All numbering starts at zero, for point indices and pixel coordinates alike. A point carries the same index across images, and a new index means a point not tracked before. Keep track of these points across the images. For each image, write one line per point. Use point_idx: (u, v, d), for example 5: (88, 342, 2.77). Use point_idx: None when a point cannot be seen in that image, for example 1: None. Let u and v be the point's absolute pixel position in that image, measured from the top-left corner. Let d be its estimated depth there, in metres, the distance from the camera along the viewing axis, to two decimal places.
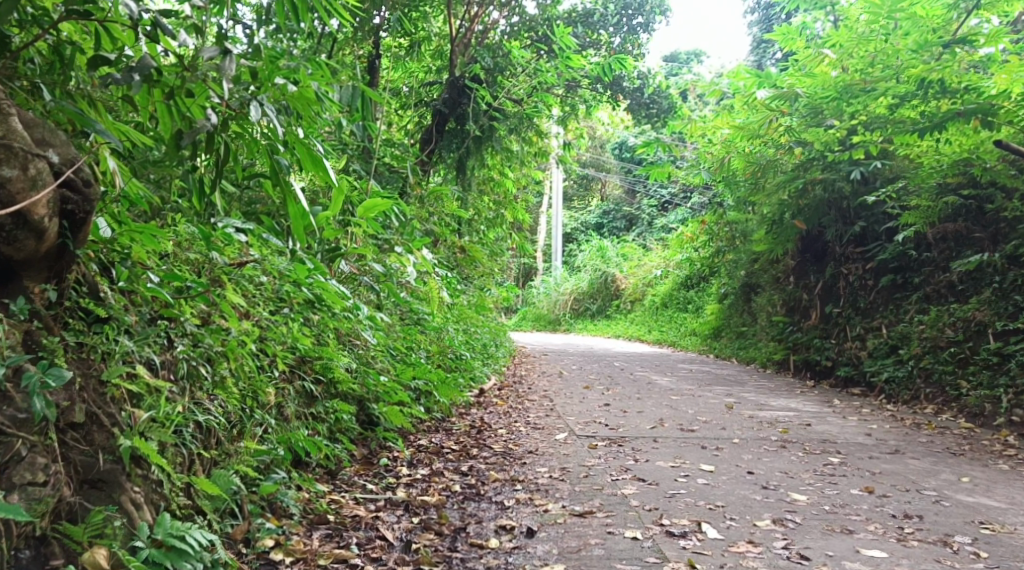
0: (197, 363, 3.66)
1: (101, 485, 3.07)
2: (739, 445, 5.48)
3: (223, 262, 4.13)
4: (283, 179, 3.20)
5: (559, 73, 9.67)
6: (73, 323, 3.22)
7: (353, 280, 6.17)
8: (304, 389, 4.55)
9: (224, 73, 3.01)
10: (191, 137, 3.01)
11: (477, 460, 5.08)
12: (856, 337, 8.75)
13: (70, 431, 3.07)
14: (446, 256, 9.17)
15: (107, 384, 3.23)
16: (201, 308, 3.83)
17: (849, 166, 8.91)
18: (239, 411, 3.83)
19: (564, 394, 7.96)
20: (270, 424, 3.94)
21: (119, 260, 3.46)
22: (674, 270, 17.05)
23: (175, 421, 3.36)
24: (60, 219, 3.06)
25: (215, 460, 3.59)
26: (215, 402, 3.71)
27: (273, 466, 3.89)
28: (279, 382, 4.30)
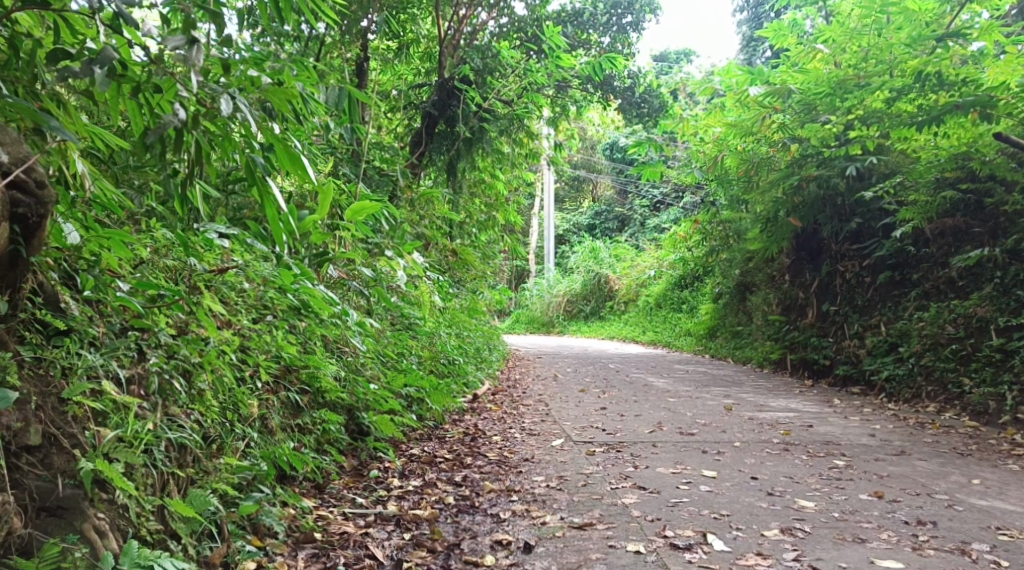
0: (171, 377, 3.48)
1: (63, 513, 2.91)
2: (741, 449, 5.32)
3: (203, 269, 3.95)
4: (260, 179, 3.04)
5: (549, 72, 9.52)
6: (30, 336, 3.08)
7: (340, 286, 6.01)
8: (289, 400, 4.37)
9: (191, 65, 2.80)
10: (158, 133, 2.80)
11: (472, 470, 4.90)
12: (854, 335, 8.59)
13: (25, 454, 2.92)
14: (437, 259, 8.99)
15: (68, 403, 3.08)
16: (175, 318, 3.65)
17: (845, 162, 8.78)
18: (219, 425, 3.64)
19: (560, 398, 7.78)
20: (252, 437, 3.75)
21: (86, 268, 3.34)
22: (667, 270, 16.90)
23: (144, 440, 3.18)
24: (11, 224, 2.88)
25: (192, 479, 3.40)
26: (191, 416, 3.53)
27: (256, 482, 3.70)
28: (262, 394, 4.13)
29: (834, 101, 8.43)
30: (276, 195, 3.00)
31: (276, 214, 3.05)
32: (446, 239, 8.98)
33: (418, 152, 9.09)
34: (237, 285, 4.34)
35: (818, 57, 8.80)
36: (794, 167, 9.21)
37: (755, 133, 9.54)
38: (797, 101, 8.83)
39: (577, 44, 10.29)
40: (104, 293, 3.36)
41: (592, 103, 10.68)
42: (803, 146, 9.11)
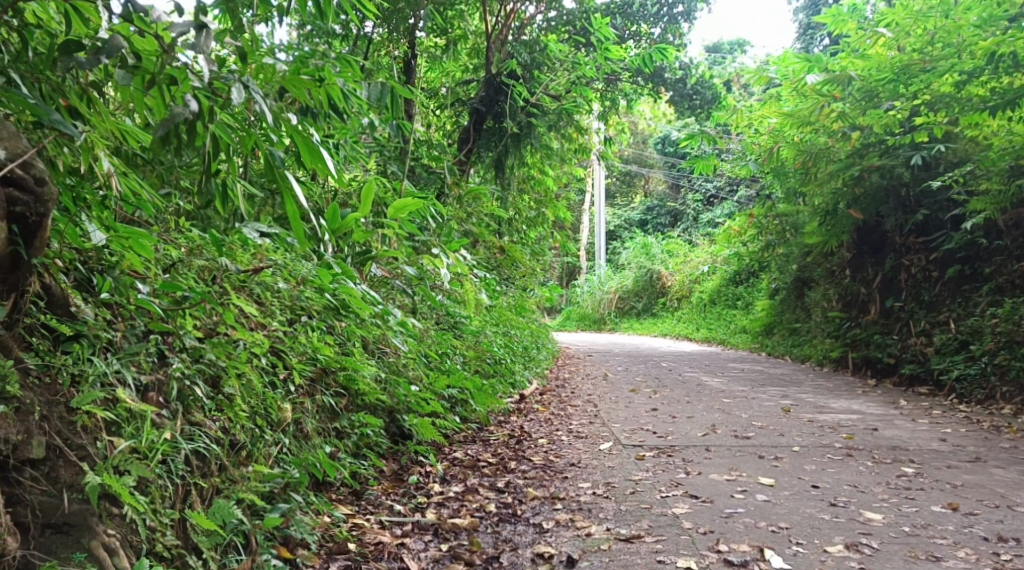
0: (192, 383, 3.35)
1: (68, 530, 2.80)
2: (800, 454, 5.16)
3: (234, 269, 3.79)
4: (279, 174, 2.98)
5: (599, 65, 9.30)
6: (38, 343, 2.97)
7: (384, 285, 5.85)
8: (326, 403, 4.23)
9: (200, 52, 2.71)
10: (166, 125, 2.71)
11: (516, 475, 4.72)
12: (921, 333, 8.31)
13: (29, 468, 2.81)
14: (486, 257, 8.82)
15: (77, 412, 2.96)
16: (199, 321, 3.54)
17: (910, 151, 8.45)
18: (248, 432, 3.51)
19: (610, 399, 7.56)
20: (285, 443, 3.63)
21: (105, 270, 3.25)
22: (721, 265, 16.54)
23: (159, 450, 3.06)
24: (9, 224, 2.81)
25: (218, 488, 3.28)
26: (217, 422, 3.40)
27: (288, 490, 3.58)
28: (296, 397, 3.99)
29: (897, 88, 8.32)
30: (296, 187, 2.95)
31: (295, 207, 3.00)
32: (493, 236, 8.81)
33: (466, 149, 8.95)
34: (272, 285, 4.19)
35: (881, 41, 8.50)
36: (855, 157, 8.92)
37: (812, 122, 9.23)
38: (857, 89, 8.59)
39: (627, 36, 10.04)
40: (124, 295, 3.27)
41: (642, 97, 10.45)
42: (864, 133, 8.79)
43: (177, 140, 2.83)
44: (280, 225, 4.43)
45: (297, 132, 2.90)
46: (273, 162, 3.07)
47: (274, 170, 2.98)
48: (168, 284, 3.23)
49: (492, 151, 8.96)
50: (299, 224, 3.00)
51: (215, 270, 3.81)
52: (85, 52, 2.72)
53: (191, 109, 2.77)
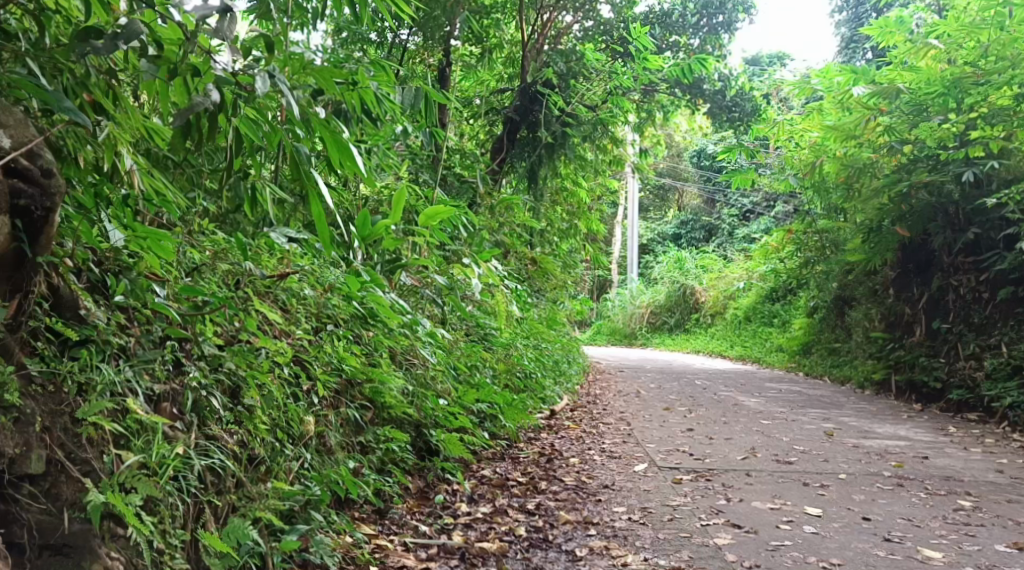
0: (209, 393, 3.20)
1: (66, 552, 2.66)
2: (846, 482, 4.98)
3: (259, 274, 3.61)
4: (306, 172, 2.82)
5: (637, 76, 9.12)
6: (41, 349, 2.79)
7: (413, 294, 5.67)
8: (350, 417, 4.04)
9: (222, 36, 2.57)
10: (186, 114, 2.57)
11: (547, 496, 4.51)
12: (969, 357, 8.03)
13: (27, 483, 2.67)
14: (518, 268, 8.62)
15: (83, 423, 2.80)
16: (220, 328, 3.40)
17: (960, 167, 8.16)
18: (267, 445, 3.35)
19: (643, 417, 7.32)
20: (306, 457, 3.48)
21: (121, 271, 3.10)
22: (757, 282, 16.22)
23: (170, 466, 2.92)
24: (13, 218, 2.66)
25: (234, 506, 3.14)
26: (235, 435, 3.25)
27: (309, 508, 3.41)
28: (320, 410, 3.81)
29: (948, 102, 8.08)
30: (321, 186, 2.81)
31: (320, 207, 2.86)
32: (526, 247, 8.62)
33: (499, 159, 8.75)
34: (297, 292, 4.03)
35: (931, 54, 8.27)
36: (903, 172, 8.66)
37: (858, 136, 9.07)
38: (906, 102, 8.49)
39: (665, 47, 9.83)
40: (140, 298, 3.09)
41: (679, 108, 10.25)
42: (919, 145, 8.50)
43: (196, 135, 2.71)
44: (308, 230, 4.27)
45: (324, 128, 2.75)
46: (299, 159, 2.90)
47: (299, 167, 2.84)
48: (186, 288, 3.05)
49: (525, 161, 8.78)
50: (324, 223, 2.87)
51: (239, 273, 3.64)
52: (103, 38, 2.56)
53: (212, 99, 2.63)
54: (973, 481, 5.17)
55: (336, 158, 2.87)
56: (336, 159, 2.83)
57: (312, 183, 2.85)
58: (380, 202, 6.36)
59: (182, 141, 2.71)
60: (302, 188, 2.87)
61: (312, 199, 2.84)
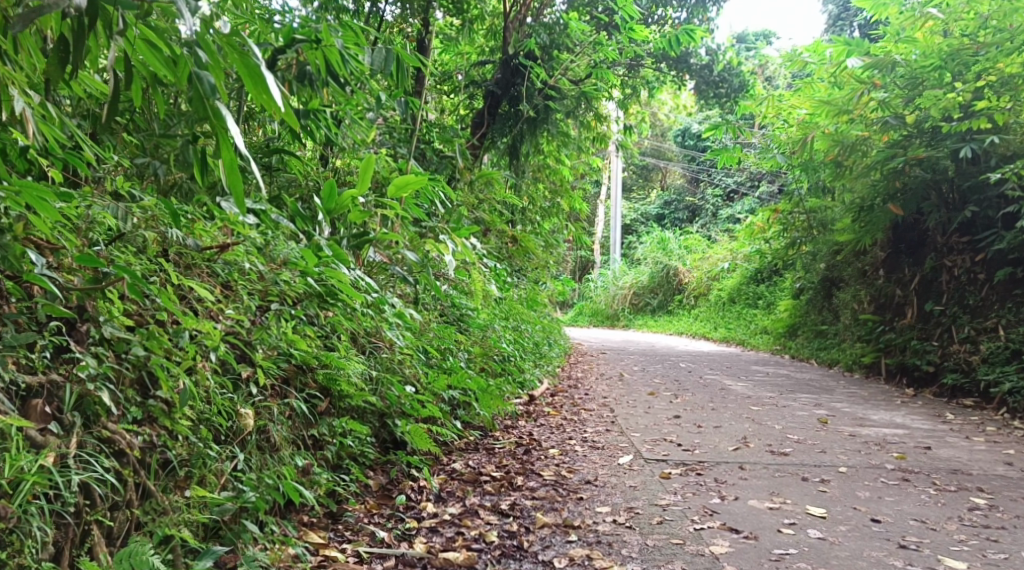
0: (98, 389, 2.87)
1: None
2: (848, 476, 4.58)
3: (187, 243, 3.39)
4: (211, 104, 2.45)
5: (623, 48, 8.66)
6: None
7: (382, 272, 5.24)
8: (298, 410, 3.59)
9: None
10: (30, 16, 2.27)
11: (523, 493, 4.08)
12: (964, 340, 7.67)
13: None
14: (497, 246, 8.18)
15: None
16: (133, 306, 3.11)
17: (957, 142, 7.76)
18: (190, 444, 3.05)
19: (627, 402, 6.91)
20: (239, 458, 3.16)
21: None
22: (743, 262, 15.82)
23: (28, 482, 2.62)
24: None
25: (139, 522, 2.86)
26: (141, 434, 2.94)
27: (242, 516, 3.12)
28: (263, 400, 3.44)
29: (944, 75, 7.69)
30: (231, 122, 2.44)
31: (233, 148, 2.47)
32: (506, 224, 8.17)
33: (479, 134, 8.25)
34: (241, 266, 3.63)
35: (928, 24, 7.89)
36: (897, 148, 8.23)
37: (849, 111, 8.60)
38: (902, 75, 8.01)
39: (651, 19, 9.37)
40: (14, 267, 2.72)
41: (664, 84, 9.78)
42: (918, 116, 7.99)
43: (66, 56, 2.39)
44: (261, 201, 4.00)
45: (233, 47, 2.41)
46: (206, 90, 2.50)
47: (205, 100, 2.47)
48: (75, 259, 2.77)
49: (507, 136, 8.29)
50: (236, 170, 2.46)
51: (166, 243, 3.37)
52: None
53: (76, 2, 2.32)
54: (981, 475, 4.78)
55: (251, 89, 2.50)
56: (253, 95, 2.48)
57: (223, 124, 2.48)
58: (349, 173, 5.88)
59: (59, 69, 2.38)
60: (211, 127, 2.50)
61: (223, 143, 2.46)
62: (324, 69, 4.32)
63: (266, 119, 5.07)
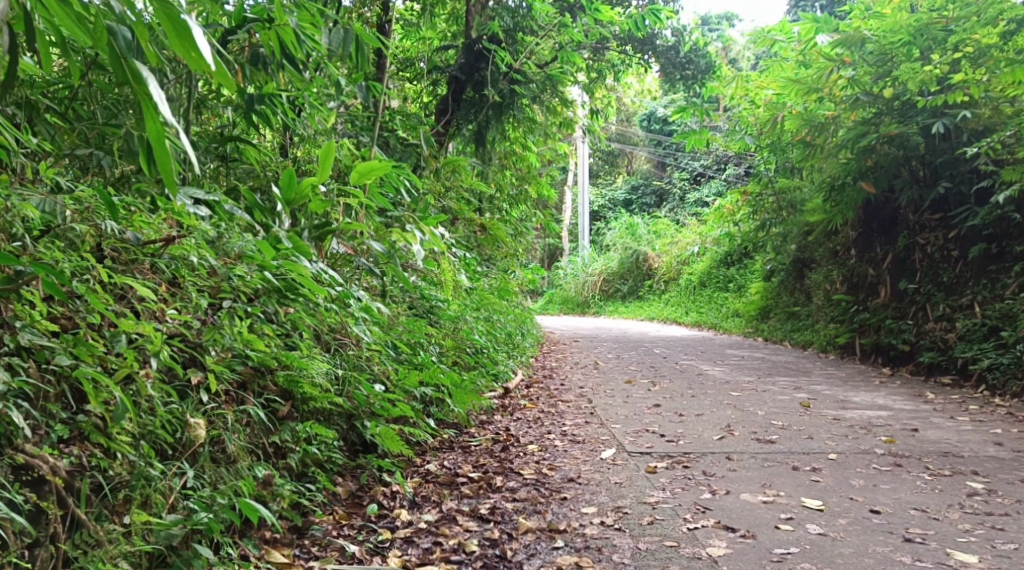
0: (7, 408, 2.60)
1: None
2: (839, 463, 4.39)
3: (123, 236, 3.17)
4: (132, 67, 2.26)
5: (587, 30, 8.38)
6: None
7: (347, 264, 4.96)
8: (255, 418, 3.34)
9: None
10: None
11: (503, 495, 3.85)
12: (940, 318, 7.54)
13: None
14: (464, 235, 7.91)
15: None
16: (58, 310, 2.88)
17: (929, 118, 7.61)
18: (127, 463, 2.83)
19: (604, 392, 6.69)
20: (189, 475, 2.94)
21: None
22: (712, 246, 15.68)
23: None
24: None
25: (66, 557, 2.63)
26: (67, 457, 2.74)
27: (194, 541, 2.90)
28: (217, 408, 3.20)
29: (913, 51, 7.55)
30: (156, 87, 2.25)
31: (158, 117, 2.27)
32: (474, 212, 7.92)
33: (444, 121, 7.99)
34: (189, 261, 3.37)
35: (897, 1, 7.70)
36: (868, 125, 7.99)
37: (819, 89, 8.38)
38: (871, 52, 7.83)
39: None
40: None
41: (631, 68, 9.55)
42: (895, 91, 7.75)
43: None
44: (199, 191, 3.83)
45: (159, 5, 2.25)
46: (122, 51, 2.28)
47: (123, 62, 2.27)
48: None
49: (472, 123, 8.00)
50: (162, 139, 2.25)
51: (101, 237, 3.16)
52: None
53: None
54: (972, 458, 4.61)
55: (177, 50, 2.32)
56: (179, 52, 2.31)
57: (144, 87, 2.29)
58: (309, 162, 5.56)
59: None
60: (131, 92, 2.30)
61: (146, 107, 2.27)
62: (278, 49, 4.14)
63: (220, 105, 4.84)
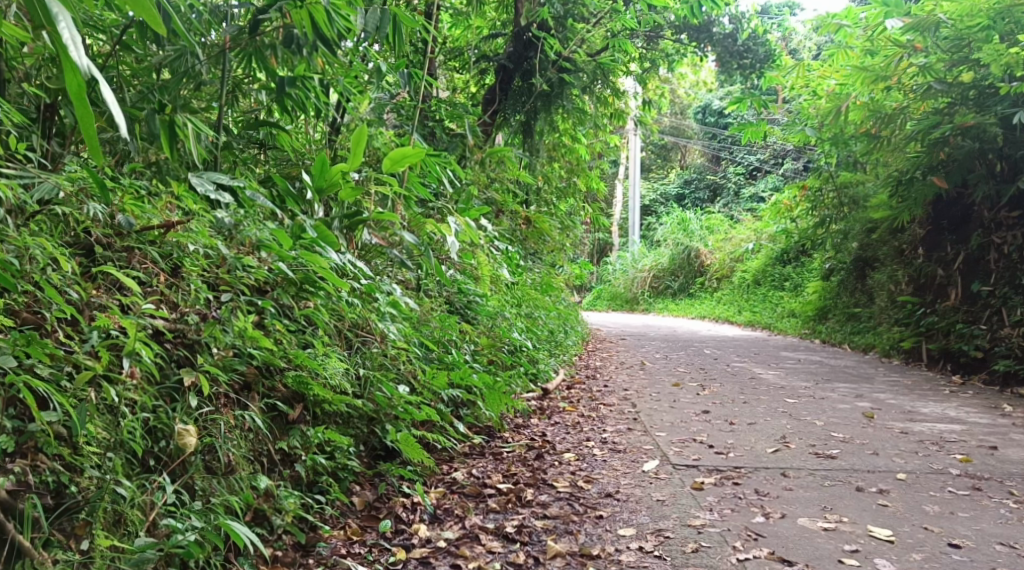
0: None
1: None
2: (910, 484, 3.99)
3: (102, 216, 3.11)
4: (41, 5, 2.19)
5: (642, 18, 7.96)
6: None
7: (379, 256, 4.61)
8: (252, 425, 3.16)
9: None
10: None
11: (533, 511, 3.52)
12: (1017, 324, 7.03)
13: None
14: (509, 228, 7.54)
15: None
16: (15, 304, 2.79)
17: (1008, 107, 7.12)
18: (90, 476, 2.71)
19: (650, 395, 6.31)
20: (168, 490, 2.82)
21: None
22: (768, 244, 15.19)
23: None
24: None
25: None
26: (9, 475, 2.58)
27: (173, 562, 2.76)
28: (208, 416, 3.05)
29: (992, 36, 7.00)
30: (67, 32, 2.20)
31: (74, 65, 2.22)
32: (519, 204, 7.57)
33: (490, 111, 7.61)
34: (188, 249, 3.22)
35: None
36: (941, 115, 7.56)
37: (887, 77, 7.89)
38: (945, 37, 7.32)
39: None
40: None
41: (686, 58, 9.10)
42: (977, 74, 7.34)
43: None
44: (206, 178, 3.68)
45: None
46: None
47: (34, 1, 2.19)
48: None
49: (520, 113, 7.62)
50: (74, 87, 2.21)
51: (82, 222, 3.11)
52: None
53: None
54: None
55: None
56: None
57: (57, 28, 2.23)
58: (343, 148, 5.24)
59: None
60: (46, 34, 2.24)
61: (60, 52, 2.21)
62: (309, 30, 3.89)
63: (254, 89, 4.47)
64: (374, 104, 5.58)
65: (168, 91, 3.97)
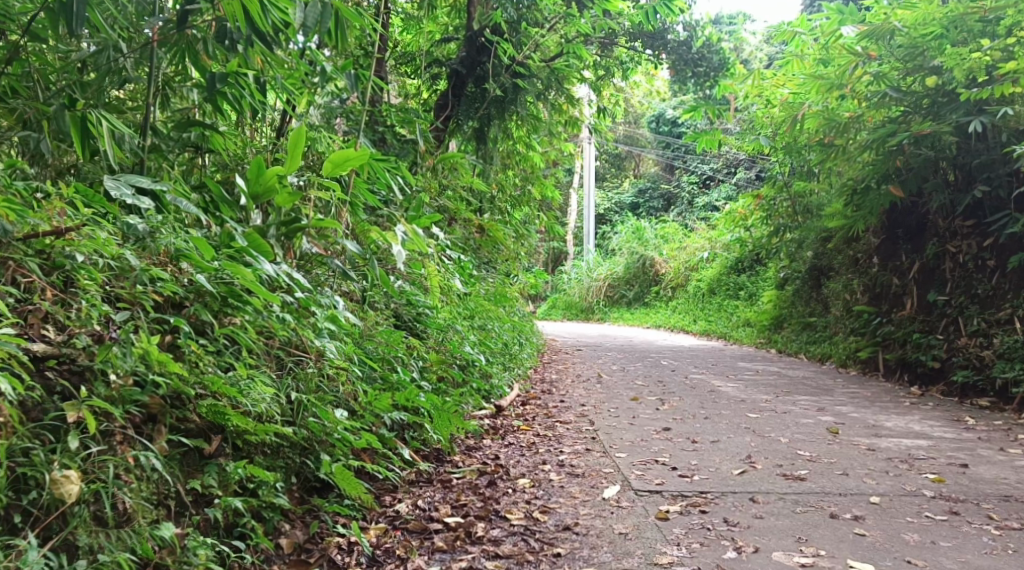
0: None
1: None
2: (883, 508, 3.73)
3: None
4: None
5: (595, 22, 7.65)
6: None
7: (319, 266, 4.25)
8: (150, 465, 2.85)
9: None
10: None
11: (484, 551, 3.25)
12: (974, 334, 6.85)
13: None
14: (460, 237, 7.22)
15: None
16: None
17: (963, 115, 6.90)
18: None
19: (609, 411, 6.03)
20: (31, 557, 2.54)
21: None
22: (723, 252, 15.03)
23: None
24: None
25: None
26: None
27: None
28: (98, 458, 2.75)
29: (944, 44, 6.89)
30: None
31: None
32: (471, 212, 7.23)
33: (443, 117, 7.29)
34: (77, 260, 2.93)
35: None
36: (895, 124, 7.32)
37: (843, 86, 7.58)
38: (900, 45, 7.12)
39: None
40: None
41: (644, 65, 8.84)
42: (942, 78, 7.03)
43: None
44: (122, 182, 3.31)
45: None
46: None
47: None
48: None
49: (473, 119, 7.28)
50: None
51: None
52: None
53: None
54: None
55: None
56: None
57: None
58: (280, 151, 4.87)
59: None
60: None
61: None
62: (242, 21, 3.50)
63: (185, 86, 4.05)
64: (321, 108, 5.24)
65: (90, 88, 3.61)
